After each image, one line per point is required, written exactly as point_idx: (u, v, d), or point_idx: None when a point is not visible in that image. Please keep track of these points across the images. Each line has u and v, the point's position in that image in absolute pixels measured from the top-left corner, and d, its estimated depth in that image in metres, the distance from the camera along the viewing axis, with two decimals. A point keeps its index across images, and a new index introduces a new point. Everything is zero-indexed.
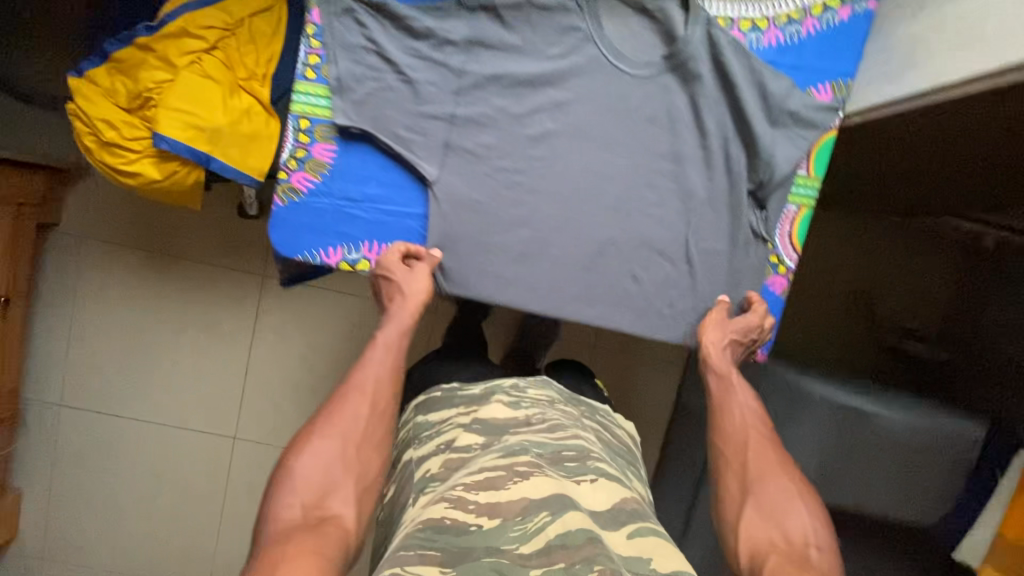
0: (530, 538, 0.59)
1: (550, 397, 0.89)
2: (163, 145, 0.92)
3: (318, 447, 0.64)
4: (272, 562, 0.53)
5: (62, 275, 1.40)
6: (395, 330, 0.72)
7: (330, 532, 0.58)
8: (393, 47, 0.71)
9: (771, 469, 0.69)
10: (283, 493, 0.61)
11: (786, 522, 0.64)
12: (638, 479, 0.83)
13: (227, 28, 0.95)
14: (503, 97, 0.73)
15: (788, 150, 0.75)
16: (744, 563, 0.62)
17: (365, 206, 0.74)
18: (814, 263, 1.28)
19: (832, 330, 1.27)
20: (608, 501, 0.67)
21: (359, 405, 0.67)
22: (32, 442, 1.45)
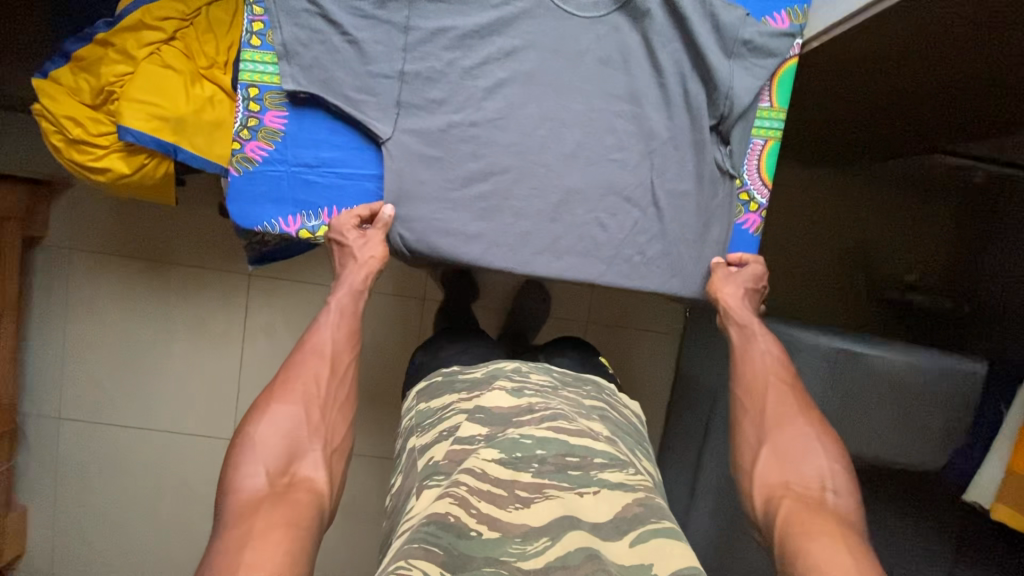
0: (530, 558, 0.53)
1: (553, 382, 0.80)
2: (128, 137, 0.92)
3: (280, 413, 0.61)
4: (240, 539, 0.49)
5: (52, 288, 1.42)
6: (347, 295, 0.72)
7: (300, 498, 0.55)
8: (336, 7, 0.71)
9: (792, 413, 0.67)
10: (244, 462, 0.57)
11: (803, 466, 0.62)
12: (647, 458, 0.77)
13: (183, 18, 0.96)
14: (450, 50, 0.72)
15: (746, 81, 0.74)
16: (759, 509, 0.61)
17: (321, 170, 0.74)
18: (806, 228, 1.30)
19: (830, 291, 1.29)
20: (609, 512, 0.58)
21: (317, 367, 0.66)
22: (32, 457, 1.46)
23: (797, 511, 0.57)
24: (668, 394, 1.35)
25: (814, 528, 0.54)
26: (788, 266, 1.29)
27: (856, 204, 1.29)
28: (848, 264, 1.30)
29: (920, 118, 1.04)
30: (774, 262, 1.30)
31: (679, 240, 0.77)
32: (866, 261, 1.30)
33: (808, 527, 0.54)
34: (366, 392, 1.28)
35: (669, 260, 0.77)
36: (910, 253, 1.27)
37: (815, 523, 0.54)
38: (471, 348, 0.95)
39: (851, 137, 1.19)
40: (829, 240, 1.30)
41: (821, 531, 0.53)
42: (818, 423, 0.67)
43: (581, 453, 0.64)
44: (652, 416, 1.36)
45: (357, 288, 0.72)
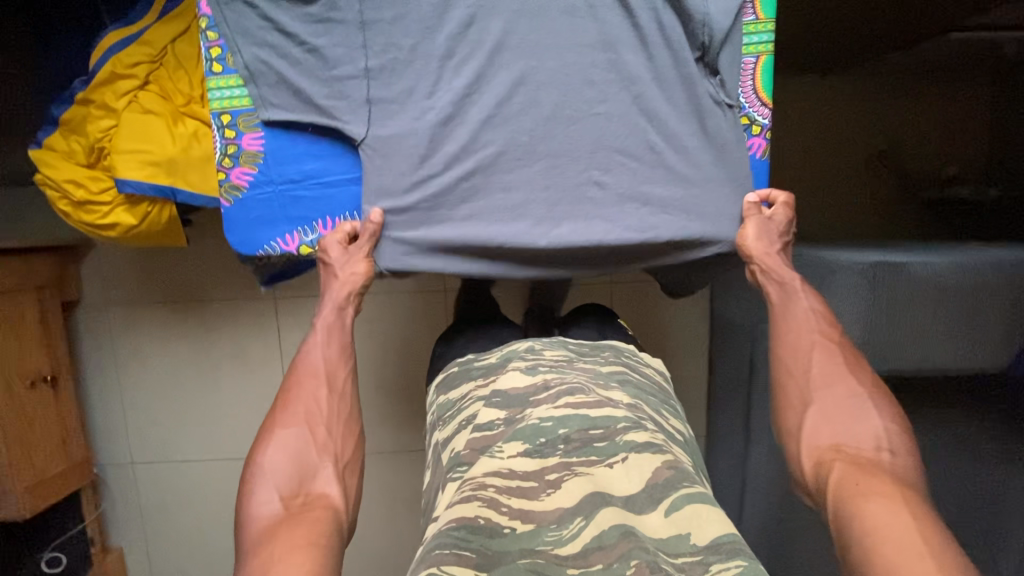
0: (565, 544, 0.53)
1: (568, 356, 0.78)
2: (128, 188, 0.95)
3: (283, 438, 0.62)
4: (265, 565, 0.49)
5: (100, 344, 1.49)
6: (334, 310, 0.73)
7: (318, 516, 0.55)
8: (289, 18, 0.69)
9: (846, 372, 0.64)
10: (258, 490, 0.57)
11: (857, 426, 0.60)
12: (675, 416, 0.75)
13: (152, 60, 0.96)
14: (408, 34, 0.69)
15: (723, 5, 0.69)
16: (808, 472, 0.59)
17: (308, 184, 0.73)
18: (834, 137, 1.23)
19: (865, 198, 1.23)
20: (641, 479, 0.58)
21: (316, 389, 0.67)
22: (116, 502, 1.55)
23: (849, 470, 0.55)
24: (707, 341, 1.32)
25: (871, 490, 0.51)
26: (815, 180, 1.23)
27: (876, 101, 1.23)
28: (881, 166, 1.23)
29: None
30: (802, 181, 1.23)
31: (681, 186, 0.72)
32: (896, 161, 1.24)
33: (863, 488, 0.52)
34: (404, 392, 1.30)
35: (676, 207, 0.73)
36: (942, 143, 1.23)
37: (871, 485, 0.52)
38: (491, 333, 0.94)
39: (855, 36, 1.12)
40: (859, 145, 1.23)
41: (879, 492, 0.51)
42: (868, 379, 0.64)
43: (604, 424, 0.63)
44: (695, 365, 1.33)
45: (342, 302, 0.73)
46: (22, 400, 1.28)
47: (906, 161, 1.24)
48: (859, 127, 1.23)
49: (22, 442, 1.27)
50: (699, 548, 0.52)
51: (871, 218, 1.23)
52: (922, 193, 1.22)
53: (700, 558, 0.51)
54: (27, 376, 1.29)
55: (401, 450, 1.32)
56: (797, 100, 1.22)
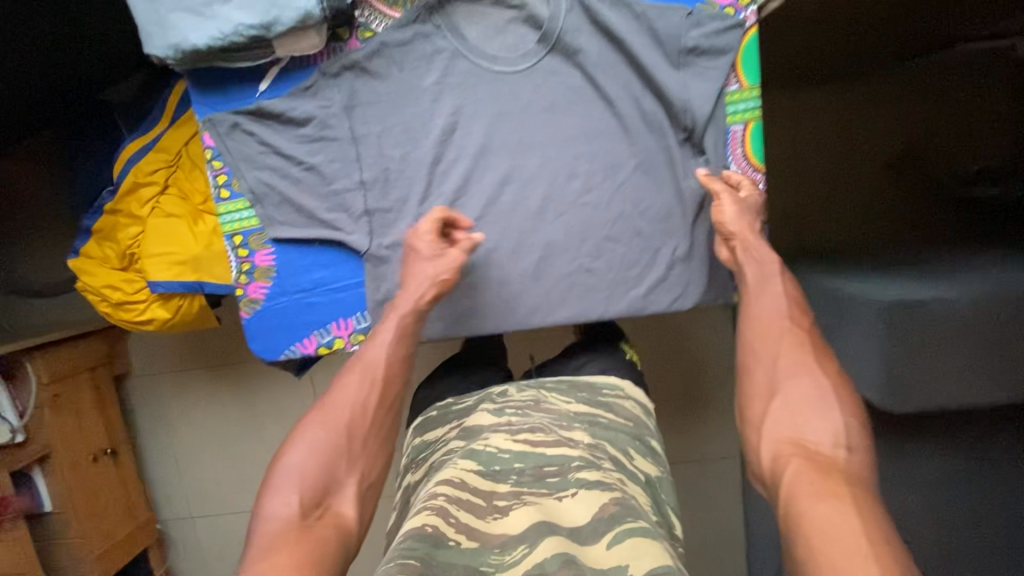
0: (506, 570, 0.54)
1: (538, 395, 0.79)
2: (159, 288, 1.01)
3: (318, 438, 0.60)
4: None
5: (151, 410, 1.59)
6: (411, 313, 0.68)
7: (326, 535, 0.54)
8: (285, 140, 0.73)
9: (806, 365, 0.62)
10: (278, 489, 0.56)
11: (812, 423, 0.58)
12: (646, 458, 0.72)
13: (169, 165, 1.02)
14: (398, 146, 0.73)
15: (702, 86, 0.70)
16: (766, 465, 0.57)
17: (318, 290, 0.76)
18: (835, 143, 1.17)
19: (875, 201, 1.18)
20: (589, 511, 0.58)
21: (366, 390, 0.64)
22: (179, 553, 1.66)
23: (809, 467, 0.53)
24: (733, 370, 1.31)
25: (826, 490, 0.50)
26: (822, 193, 1.18)
27: (887, 102, 1.16)
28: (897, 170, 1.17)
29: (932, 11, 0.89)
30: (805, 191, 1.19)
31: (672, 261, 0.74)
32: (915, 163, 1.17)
33: (817, 488, 0.51)
34: None
35: (669, 283, 0.75)
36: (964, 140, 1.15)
37: (826, 484, 0.51)
38: None
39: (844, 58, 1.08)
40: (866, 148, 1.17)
41: (826, 493, 0.50)
42: (833, 375, 0.61)
43: (559, 462, 0.65)
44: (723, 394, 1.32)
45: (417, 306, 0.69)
46: (87, 473, 1.38)
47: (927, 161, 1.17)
48: (871, 132, 1.16)
49: (90, 513, 1.37)
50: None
51: (892, 225, 1.17)
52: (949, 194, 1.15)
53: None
54: (90, 450, 1.39)
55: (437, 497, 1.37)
56: (789, 105, 1.16)
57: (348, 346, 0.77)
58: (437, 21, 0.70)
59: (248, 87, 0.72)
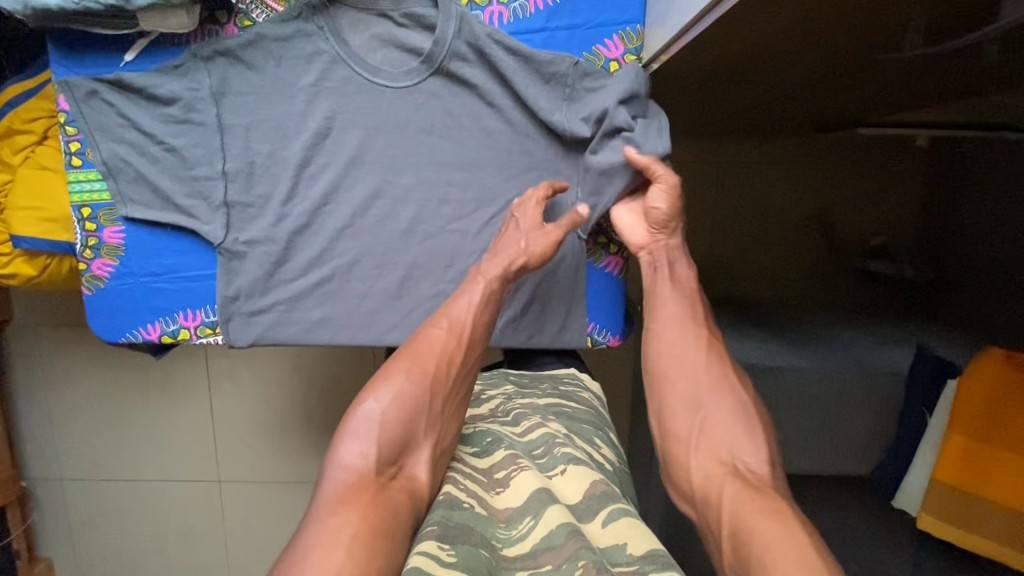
0: (513, 544, 0.53)
1: (506, 392, 0.79)
2: (22, 243, 0.96)
3: (402, 393, 0.60)
4: (328, 536, 0.49)
5: (29, 363, 1.51)
6: (499, 271, 0.67)
7: (397, 498, 0.55)
8: (146, 117, 0.69)
9: (720, 378, 0.60)
10: (352, 440, 0.57)
11: (732, 448, 0.55)
12: (608, 445, 0.71)
13: (51, 116, 0.96)
14: (267, 143, 0.70)
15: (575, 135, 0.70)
16: (695, 489, 0.55)
17: (168, 277, 0.74)
18: (749, 195, 1.11)
19: (779, 271, 1.12)
20: (579, 491, 0.57)
21: (449, 349, 0.64)
22: (46, 513, 1.60)
23: (741, 488, 0.51)
24: None
25: (761, 507, 0.48)
26: (730, 243, 1.12)
27: (804, 162, 1.10)
28: (807, 233, 1.11)
29: (861, 84, 0.79)
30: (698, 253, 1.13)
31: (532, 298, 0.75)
32: (822, 228, 1.11)
33: (754, 506, 0.49)
34: None
35: (525, 320, 0.76)
36: (875, 209, 1.08)
37: (763, 501, 0.49)
38: None
39: (764, 116, 0.98)
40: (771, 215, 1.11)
41: (765, 510, 0.48)
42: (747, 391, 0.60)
43: (543, 441, 0.64)
44: None
45: (510, 262, 0.67)
46: None
47: (835, 229, 1.11)
48: (783, 190, 1.10)
49: None
50: (636, 558, 0.49)
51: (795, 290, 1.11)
52: (851, 264, 1.10)
53: (636, 567, 0.48)
54: None
55: None
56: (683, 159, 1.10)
57: (193, 337, 0.75)
58: (320, 22, 0.68)
59: (112, 55, 0.68)
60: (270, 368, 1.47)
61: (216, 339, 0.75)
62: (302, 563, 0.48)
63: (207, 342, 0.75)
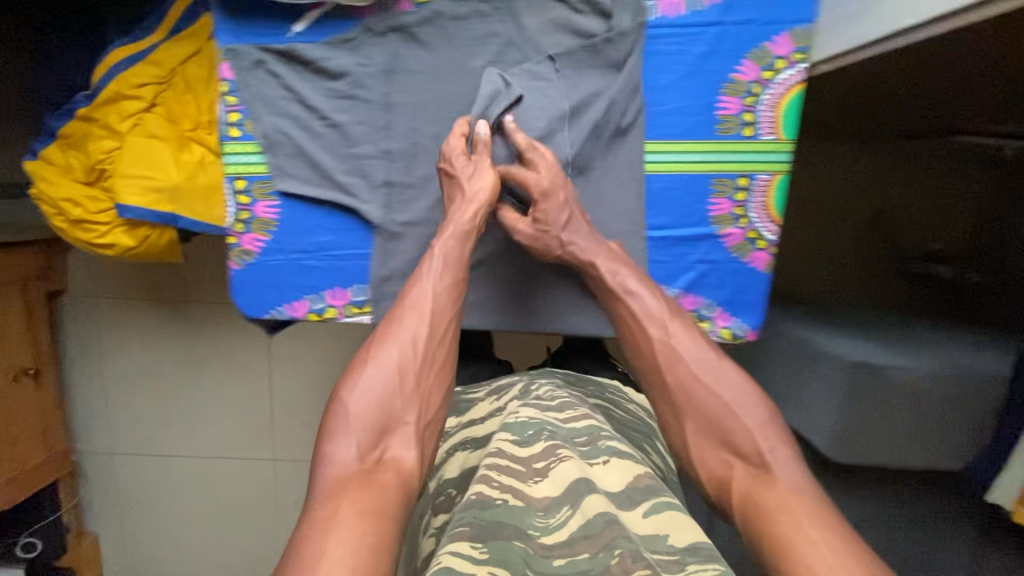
0: (552, 532, 0.53)
1: (553, 383, 0.79)
2: (127, 214, 0.92)
3: (373, 378, 0.60)
4: (327, 522, 0.51)
5: (84, 335, 1.48)
6: (454, 237, 0.67)
7: (386, 480, 0.55)
8: (310, 90, 0.68)
9: (692, 377, 0.64)
10: (338, 436, 0.58)
11: (734, 438, 0.61)
12: (653, 453, 0.74)
13: (160, 82, 0.93)
14: (432, 123, 0.70)
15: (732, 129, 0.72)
16: (708, 484, 0.62)
17: (319, 255, 0.73)
18: (823, 194, 1.20)
19: (849, 271, 1.19)
20: (621, 481, 0.58)
21: (416, 326, 0.63)
22: (94, 487, 1.58)
23: (750, 485, 0.58)
24: None
25: (773, 502, 0.55)
26: (803, 237, 1.20)
27: (877, 168, 1.19)
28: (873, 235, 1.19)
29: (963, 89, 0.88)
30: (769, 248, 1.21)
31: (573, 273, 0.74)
32: (886, 232, 1.19)
33: (761, 504, 0.55)
34: None
35: None
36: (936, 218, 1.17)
37: (772, 497, 0.55)
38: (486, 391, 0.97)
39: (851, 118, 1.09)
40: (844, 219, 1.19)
41: (778, 510, 0.54)
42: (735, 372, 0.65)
43: (587, 432, 0.65)
44: None
45: (465, 228, 0.66)
46: (6, 394, 1.28)
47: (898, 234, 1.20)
48: (854, 192, 1.19)
49: (3, 438, 1.28)
50: (677, 549, 0.51)
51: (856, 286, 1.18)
52: (910, 267, 1.18)
53: (678, 558, 0.51)
54: (11, 371, 1.29)
55: None
56: None
57: (339, 316, 0.74)
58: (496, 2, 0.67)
59: (280, 25, 0.66)
60: (335, 348, 1.46)
61: (362, 318, 0.74)
62: (297, 552, 0.49)
63: (352, 321, 0.74)
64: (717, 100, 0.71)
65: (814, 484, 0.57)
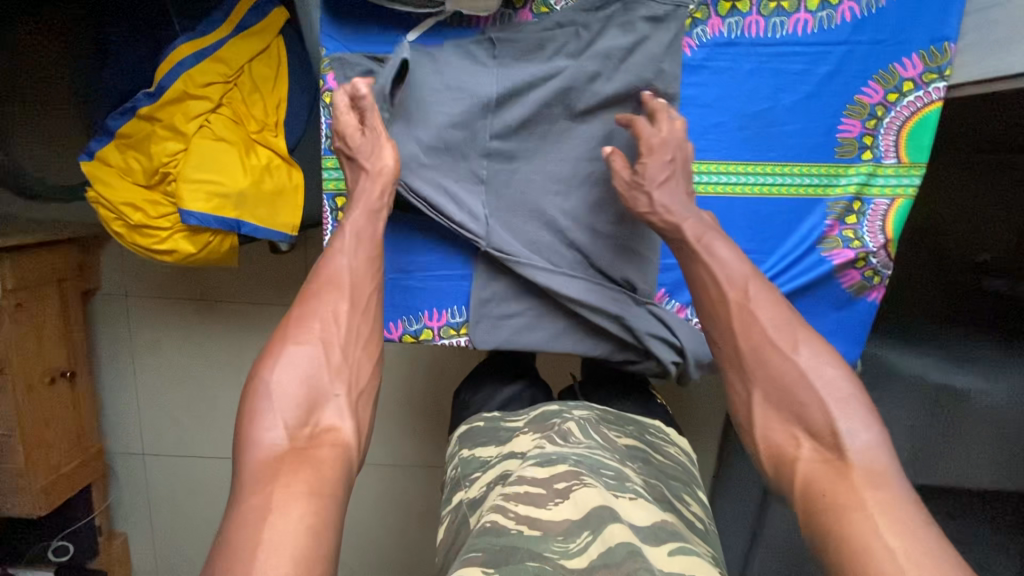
0: (572, 557, 0.51)
1: (592, 414, 0.76)
2: (191, 221, 0.86)
3: (297, 355, 0.57)
4: (262, 511, 0.47)
5: (116, 334, 1.42)
6: (365, 215, 0.66)
7: (325, 456, 0.53)
8: (420, 100, 0.70)
9: (767, 343, 0.59)
10: (264, 414, 0.54)
11: (806, 413, 0.56)
12: (694, 502, 0.69)
13: (228, 81, 0.88)
14: (535, 138, 0.73)
15: (849, 151, 0.70)
16: (768, 466, 0.57)
17: (417, 275, 0.75)
18: None
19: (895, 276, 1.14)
20: (647, 517, 0.56)
21: (336, 300, 0.63)
22: (124, 489, 1.54)
23: (819, 470, 0.53)
24: None
25: (837, 498, 0.50)
26: None
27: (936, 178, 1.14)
28: (921, 243, 1.15)
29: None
30: None
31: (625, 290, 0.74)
32: (933, 241, 1.15)
33: (833, 492, 0.50)
34: (442, 424, 1.29)
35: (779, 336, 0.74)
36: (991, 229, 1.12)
37: (837, 489, 0.50)
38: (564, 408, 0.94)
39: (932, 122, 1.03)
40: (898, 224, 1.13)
41: (850, 505, 0.49)
42: (814, 344, 0.59)
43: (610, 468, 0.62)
44: None
45: (375, 206, 0.67)
46: (41, 396, 1.24)
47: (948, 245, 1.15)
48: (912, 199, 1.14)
49: (39, 441, 1.24)
50: None
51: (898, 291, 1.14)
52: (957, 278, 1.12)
53: None
54: (46, 372, 1.24)
55: (432, 473, 1.33)
56: None
57: (435, 337, 0.75)
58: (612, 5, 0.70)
59: (394, 36, 0.71)
60: None
61: (459, 340, 0.75)
62: (229, 544, 0.45)
63: (448, 343, 0.75)
64: (837, 123, 0.70)
65: (899, 475, 0.51)
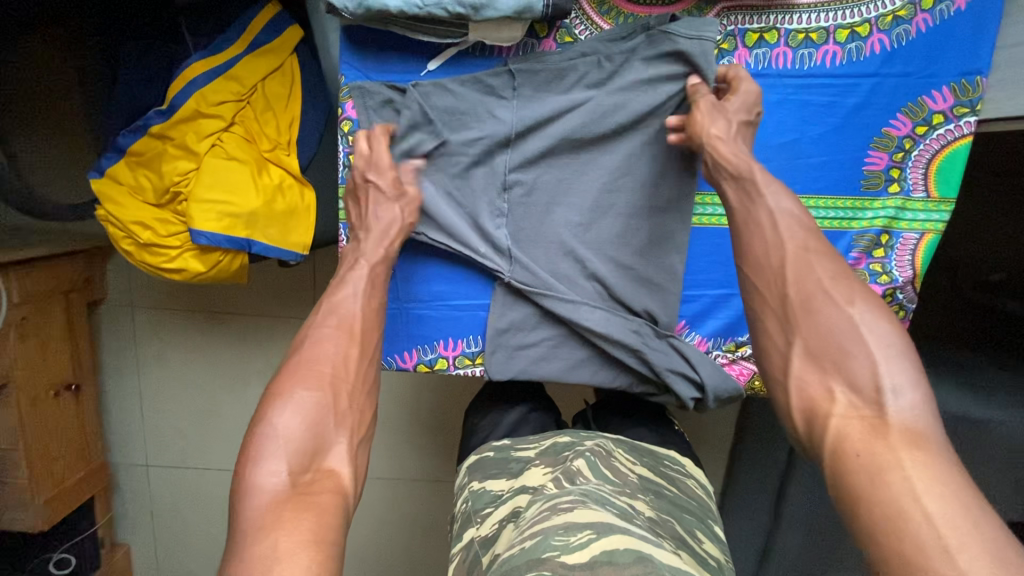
0: (573, 552, 0.51)
1: (606, 446, 0.74)
2: (202, 240, 0.84)
3: (302, 396, 0.57)
4: (264, 558, 0.45)
5: (121, 346, 1.41)
6: (374, 255, 0.67)
7: (324, 501, 0.51)
8: (442, 129, 0.70)
9: (820, 293, 0.57)
10: (265, 458, 0.52)
11: (849, 365, 0.53)
12: (710, 540, 0.66)
13: (240, 100, 0.87)
14: (558, 168, 0.72)
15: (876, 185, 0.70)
16: (801, 423, 0.56)
17: (434, 304, 0.74)
18: None
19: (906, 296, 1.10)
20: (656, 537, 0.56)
21: (343, 341, 0.62)
22: (127, 500, 1.53)
23: (852, 423, 0.51)
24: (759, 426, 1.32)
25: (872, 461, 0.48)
26: None
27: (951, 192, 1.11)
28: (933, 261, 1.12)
29: None
30: None
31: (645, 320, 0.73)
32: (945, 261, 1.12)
33: (869, 450, 0.48)
34: (449, 442, 1.27)
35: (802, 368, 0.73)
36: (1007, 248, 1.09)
37: (872, 457, 0.48)
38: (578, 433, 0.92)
39: None
40: None
41: (886, 465, 0.47)
42: (870, 301, 0.56)
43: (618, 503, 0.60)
44: None
45: (382, 246, 0.67)
46: (45, 409, 1.23)
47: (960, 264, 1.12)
48: None
49: (43, 455, 1.23)
50: None
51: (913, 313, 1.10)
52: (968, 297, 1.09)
53: None
54: (51, 385, 1.23)
55: (438, 491, 1.31)
56: None
57: (450, 367, 0.74)
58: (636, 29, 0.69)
59: (417, 63, 0.71)
60: None
61: (475, 369, 0.74)
62: None
63: (463, 372, 0.74)
64: (864, 155, 0.69)
65: (942, 440, 0.49)
